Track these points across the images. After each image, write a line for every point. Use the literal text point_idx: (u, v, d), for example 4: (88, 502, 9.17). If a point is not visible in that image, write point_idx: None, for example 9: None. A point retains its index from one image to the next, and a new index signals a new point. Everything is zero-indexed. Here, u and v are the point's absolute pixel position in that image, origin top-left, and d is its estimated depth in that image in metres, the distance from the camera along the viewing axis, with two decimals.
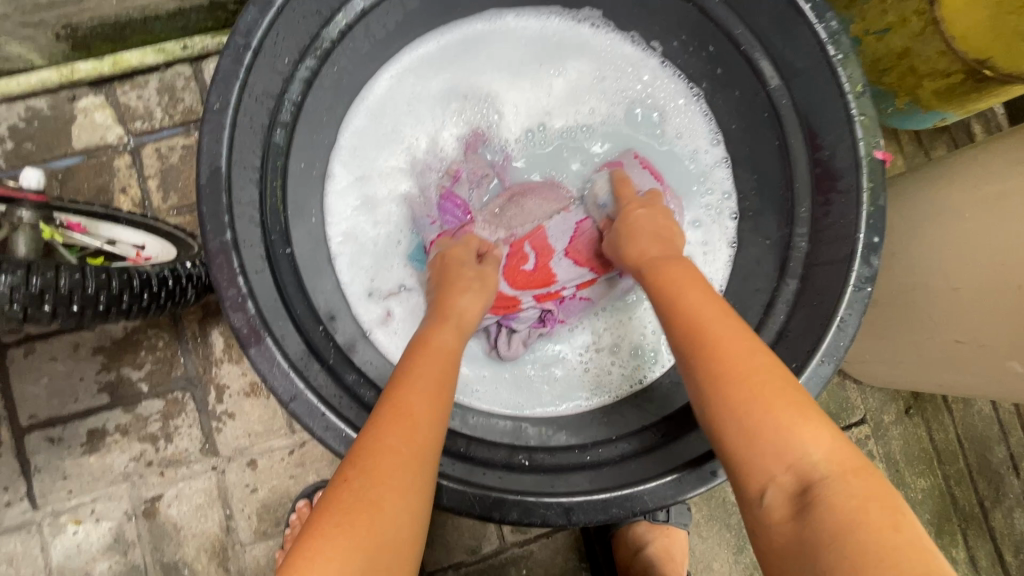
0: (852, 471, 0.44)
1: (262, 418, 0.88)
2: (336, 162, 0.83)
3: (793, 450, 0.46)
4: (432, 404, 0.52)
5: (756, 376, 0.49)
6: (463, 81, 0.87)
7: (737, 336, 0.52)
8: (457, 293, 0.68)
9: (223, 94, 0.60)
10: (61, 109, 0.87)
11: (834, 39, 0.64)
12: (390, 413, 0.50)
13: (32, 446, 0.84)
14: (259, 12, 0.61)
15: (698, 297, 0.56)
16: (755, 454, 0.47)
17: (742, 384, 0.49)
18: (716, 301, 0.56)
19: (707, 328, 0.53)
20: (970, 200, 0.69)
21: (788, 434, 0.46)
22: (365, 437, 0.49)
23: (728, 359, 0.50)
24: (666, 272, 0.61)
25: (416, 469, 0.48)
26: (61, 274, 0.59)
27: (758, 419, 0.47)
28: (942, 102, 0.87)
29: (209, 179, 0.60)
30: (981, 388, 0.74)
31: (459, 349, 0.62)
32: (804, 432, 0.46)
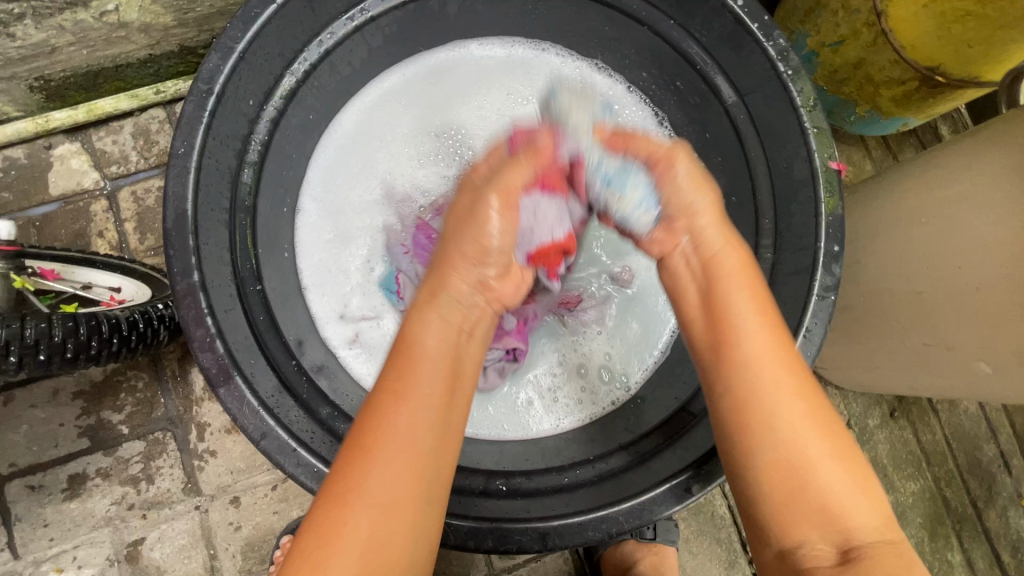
0: (885, 527, 0.43)
1: (243, 454, 0.88)
2: (305, 197, 0.84)
3: (844, 516, 0.42)
4: (417, 437, 0.44)
5: (812, 442, 0.44)
6: (433, 114, 0.89)
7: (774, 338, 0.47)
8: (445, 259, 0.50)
9: (187, 139, 0.62)
10: (37, 157, 0.89)
11: (782, 57, 0.67)
12: (358, 445, 0.44)
13: (12, 495, 0.83)
14: (221, 58, 0.62)
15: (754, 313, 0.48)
16: (793, 506, 0.43)
17: (796, 412, 0.44)
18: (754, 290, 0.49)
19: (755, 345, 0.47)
20: (926, 206, 0.69)
21: (839, 496, 0.42)
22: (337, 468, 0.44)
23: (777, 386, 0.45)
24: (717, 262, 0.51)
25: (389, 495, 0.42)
26: (27, 325, 0.59)
27: (820, 484, 0.43)
28: (902, 107, 0.89)
29: (175, 222, 0.61)
30: (952, 389, 0.75)
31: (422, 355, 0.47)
32: (857, 500, 0.43)
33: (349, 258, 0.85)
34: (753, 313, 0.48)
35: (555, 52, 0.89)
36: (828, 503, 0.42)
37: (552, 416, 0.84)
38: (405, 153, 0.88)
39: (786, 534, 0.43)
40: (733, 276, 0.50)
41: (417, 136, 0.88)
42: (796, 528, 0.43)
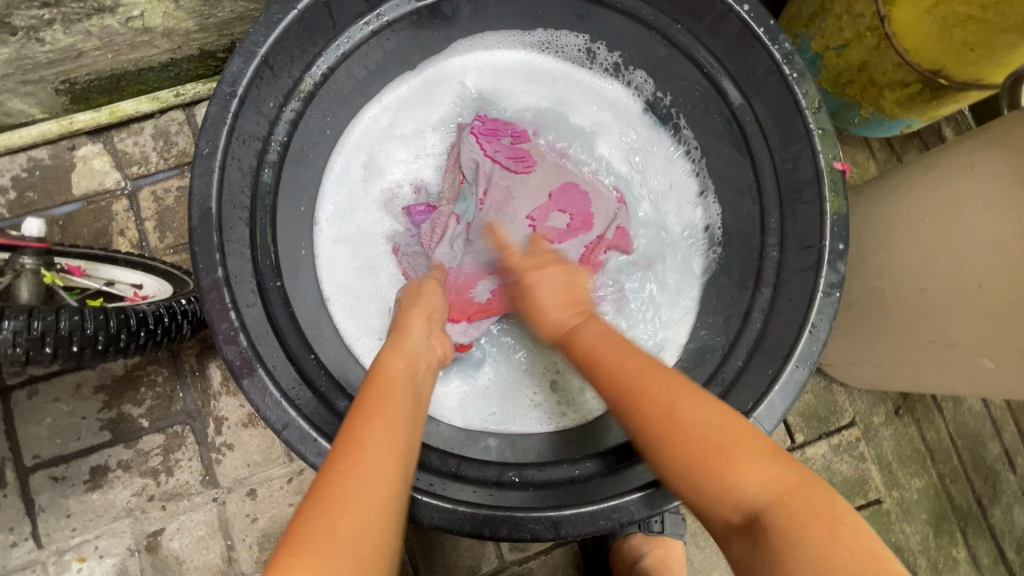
0: (790, 491, 0.46)
1: (260, 447, 0.90)
2: (321, 213, 0.86)
3: (732, 488, 0.47)
4: (392, 433, 0.50)
5: (699, 424, 0.50)
6: (437, 117, 0.91)
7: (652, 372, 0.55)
8: (414, 315, 0.67)
9: (212, 140, 0.64)
10: (61, 158, 0.91)
11: (787, 59, 0.68)
12: (347, 448, 0.48)
13: (36, 486, 0.86)
14: (244, 62, 0.64)
15: (607, 347, 0.59)
16: (702, 491, 0.48)
17: (686, 419, 0.50)
18: (625, 346, 0.58)
19: (632, 386, 0.54)
20: (929, 205, 0.71)
21: (728, 466, 0.48)
22: (327, 470, 0.47)
23: (648, 396, 0.53)
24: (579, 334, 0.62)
25: (384, 496, 0.46)
26: (61, 317, 0.61)
27: (708, 463, 0.48)
28: (905, 109, 0.90)
29: (200, 220, 0.63)
30: (957, 385, 0.76)
31: (418, 371, 0.60)
32: (742, 467, 0.47)
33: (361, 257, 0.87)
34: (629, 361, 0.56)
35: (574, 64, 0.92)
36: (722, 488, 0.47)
37: (537, 418, 0.85)
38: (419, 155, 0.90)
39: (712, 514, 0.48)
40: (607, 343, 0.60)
41: (427, 146, 0.91)
42: (714, 505, 0.48)
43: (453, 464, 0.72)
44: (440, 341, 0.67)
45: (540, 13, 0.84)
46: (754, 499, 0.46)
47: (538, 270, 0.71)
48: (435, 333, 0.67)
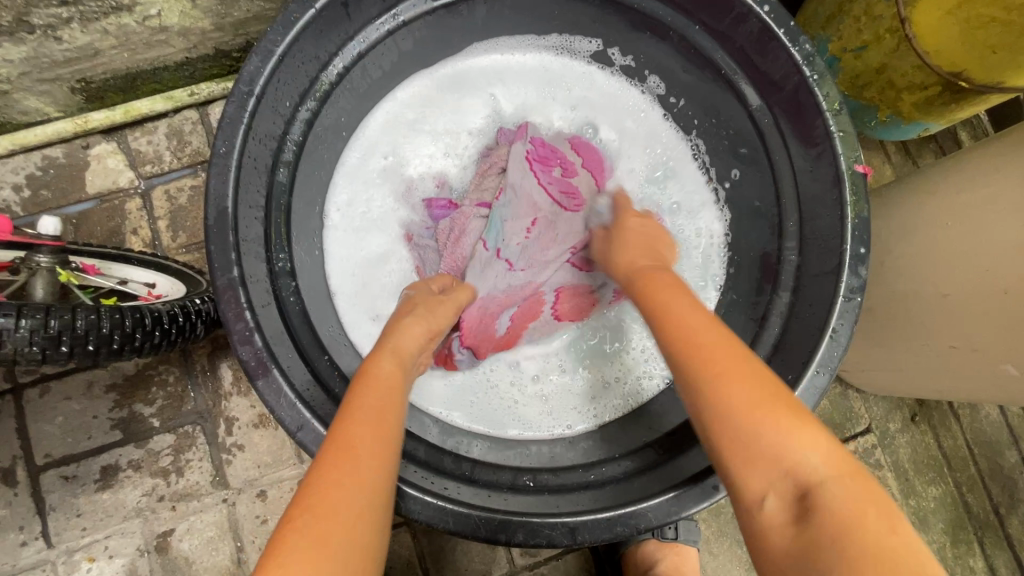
0: (849, 475, 0.43)
1: (270, 448, 0.89)
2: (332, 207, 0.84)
3: (790, 456, 0.44)
4: (382, 442, 0.49)
5: (753, 397, 0.47)
6: (456, 116, 0.90)
7: (708, 329, 0.52)
8: (410, 317, 0.64)
9: (229, 139, 0.63)
10: (75, 157, 0.91)
11: (808, 61, 0.67)
12: (337, 455, 0.47)
13: (47, 484, 0.86)
14: (262, 61, 0.64)
15: (680, 304, 0.55)
16: (755, 453, 0.45)
17: (738, 381, 0.48)
18: (712, 327, 0.52)
19: (693, 339, 0.51)
20: (954, 209, 0.69)
21: (787, 437, 0.45)
22: (313, 479, 0.45)
23: (714, 355, 0.49)
24: (651, 277, 0.61)
25: (370, 504, 0.45)
26: (78, 316, 0.61)
27: (767, 418, 0.46)
28: (923, 112, 0.89)
29: (216, 220, 0.63)
30: (979, 392, 0.75)
31: (407, 373, 0.58)
32: (803, 439, 0.45)
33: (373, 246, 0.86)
34: (694, 318, 0.53)
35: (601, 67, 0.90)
36: (773, 453, 0.45)
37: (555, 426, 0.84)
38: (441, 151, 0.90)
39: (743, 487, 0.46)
40: (670, 289, 0.58)
41: (454, 145, 0.90)
42: (757, 480, 0.45)
43: (467, 468, 0.71)
44: (432, 343, 0.65)
45: (557, 14, 0.83)
46: (814, 470, 0.43)
47: (636, 218, 0.74)
48: (431, 339, 0.64)
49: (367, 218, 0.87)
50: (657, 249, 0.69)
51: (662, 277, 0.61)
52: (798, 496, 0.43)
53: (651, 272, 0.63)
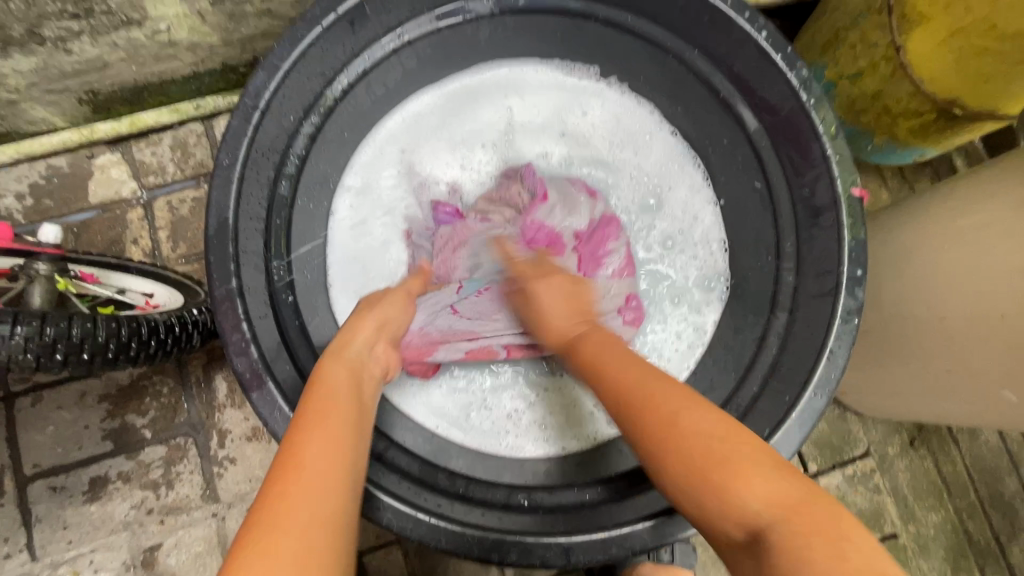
0: (795, 508, 0.41)
1: (263, 462, 0.88)
2: (340, 203, 0.83)
3: (731, 498, 0.43)
4: (333, 445, 0.47)
5: (701, 431, 0.47)
6: (466, 127, 0.88)
7: (655, 380, 0.52)
8: (365, 320, 0.63)
9: (232, 151, 0.64)
10: (79, 166, 0.92)
11: (805, 86, 0.69)
12: (284, 466, 0.44)
13: (34, 495, 0.84)
14: (268, 76, 0.65)
15: (612, 363, 0.57)
16: (706, 495, 0.45)
17: (695, 418, 0.48)
18: (641, 368, 0.54)
19: (643, 390, 0.52)
20: (951, 232, 0.70)
21: (729, 478, 0.44)
22: (264, 493, 0.42)
23: (658, 400, 0.50)
24: (587, 340, 0.61)
25: (332, 510, 0.42)
26: (73, 324, 0.61)
27: (708, 472, 0.45)
28: (919, 139, 0.90)
29: (217, 231, 0.64)
30: (977, 417, 0.75)
31: (359, 384, 0.57)
32: (747, 477, 0.43)
33: (376, 236, 0.84)
34: (631, 370, 0.54)
35: (619, 86, 0.88)
36: (716, 493, 0.44)
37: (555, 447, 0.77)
38: (451, 157, 0.87)
39: (710, 527, 0.45)
40: (602, 349, 0.59)
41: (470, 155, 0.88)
42: (710, 512, 0.45)
43: (461, 485, 0.70)
44: (387, 349, 0.64)
45: (558, 36, 0.84)
46: (756, 514, 0.42)
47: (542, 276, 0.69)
48: (383, 344, 0.63)
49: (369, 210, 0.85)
50: (572, 297, 0.67)
51: (594, 341, 0.60)
52: (748, 538, 0.42)
53: (586, 338, 0.62)
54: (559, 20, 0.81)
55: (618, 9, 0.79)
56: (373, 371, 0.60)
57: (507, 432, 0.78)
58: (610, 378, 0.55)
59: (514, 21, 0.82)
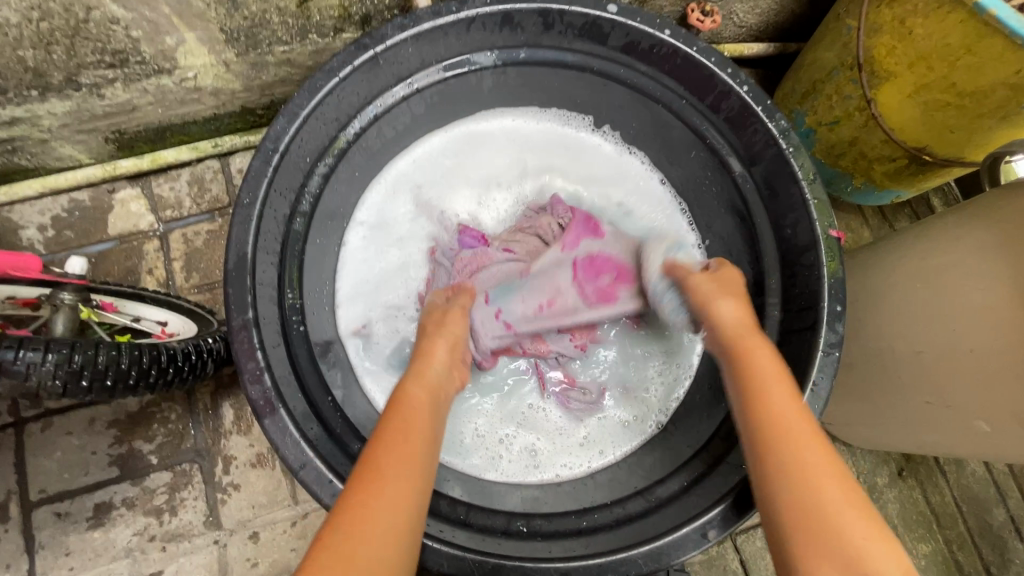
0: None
1: (266, 489, 0.90)
2: (353, 233, 0.92)
3: (867, 561, 0.49)
4: (406, 459, 0.54)
5: (830, 489, 0.53)
6: (477, 169, 0.98)
7: (796, 403, 0.59)
8: (437, 340, 0.69)
9: (253, 190, 0.69)
10: (100, 200, 0.97)
11: (784, 135, 0.74)
12: (365, 474, 0.52)
13: (39, 521, 0.86)
14: (288, 122, 0.70)
15: (767, 374, 0.62)
16: (824, 551, 0.50)
17: (829, 481, 0.54)
18: (789, 390, 0.61)
19: (768, 400, 0.60)
20: (921, 272, 0.74)
21: (860, 546, 0.50)
22: (348, 495, 0.51)
23: (796, 451, 0.56)
24: (749, 351, 0.65)
25: (399, 522, 0.50)
26: (100, 351, 0.64)
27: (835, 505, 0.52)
28: (894, 181, 0.97)
29: (235, 264, 0.67)
30: (957, 446, 0.78)
31: (437, 400, 0.63)
32: (875, 546, 0.50)
33: (391, 261, 0.94)
34: (770, 381, 0.62)
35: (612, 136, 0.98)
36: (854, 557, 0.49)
37: (535, 472, 0.85)
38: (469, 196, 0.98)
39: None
40: (773, 369, 0.63)
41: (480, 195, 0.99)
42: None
43: (461, 511, 0.72)
44: (460, 373, 0.69)
45: (556, 85, 0.90)
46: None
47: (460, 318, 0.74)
48: (457, 366, 0.69)
49: (383, 237, 0.94)
50: None
51: (765, 355, 0.65)
52: None
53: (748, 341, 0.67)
54: (558, 72, 0.87)
55: (614, 62, 0.83)
56: (447, 390, 0.65)
57: (495, 454, 0.85)
58: (755, 390, 0.62)
59: (515, 72, 0.87)
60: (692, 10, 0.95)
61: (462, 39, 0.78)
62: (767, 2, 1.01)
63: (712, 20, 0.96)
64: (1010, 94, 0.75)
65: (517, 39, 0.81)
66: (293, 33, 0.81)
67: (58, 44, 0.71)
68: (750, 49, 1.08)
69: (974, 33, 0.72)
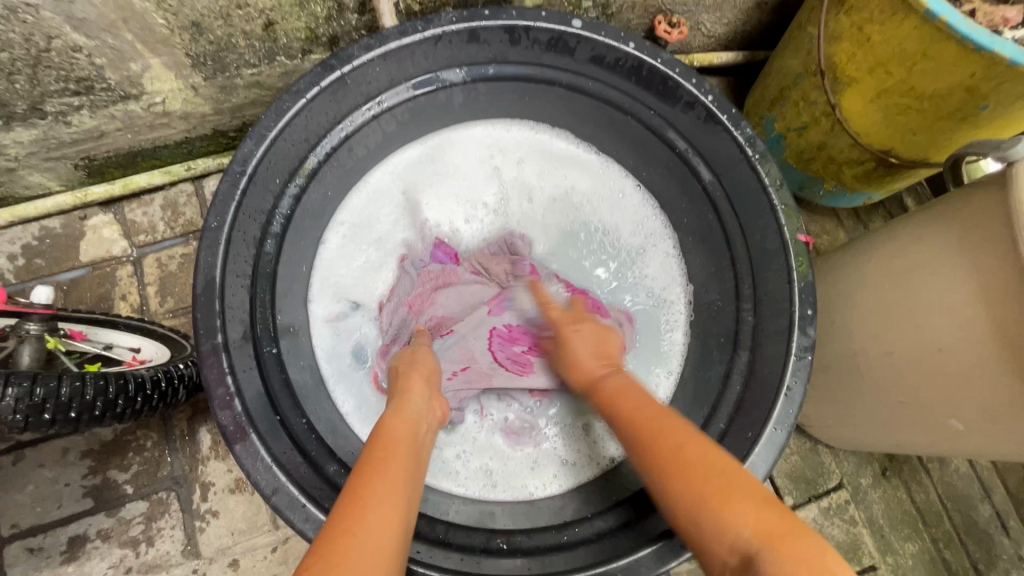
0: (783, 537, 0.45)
1: (245, 514, 0.88)
2: (331, 239, 0.92)
3: (727, 532, 0.48)
4: (392, 485, 0.53)
5: (694, 470, 0.53)
6: (455, 182, 0.98)
7: (671, 427, 0.58)
8: (414, 378, 0.71)
9: (221, 214, 0.68)
10: (72, 227, 0.96)
11: (750, 143, 0.75)
12: (350, 503, 0.50)
13: (11, 557, 0.84)
14: (255, 144, 0.70)
15: (639, 408, 0.63)
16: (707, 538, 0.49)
17: (691, 477, 0.52)
18: (655, 411, 0.61)
19: (659, 440, 0.58)
20: (888, 272, 0.75)
21: (724, 512, 0.49)
22: (331, 523, 0.49)
23: (659, 445, 0.57)
24: (605, 386, 0.69)
25: (385, 545, 0.48)
26: (63, 383, 0.63)
27: (694, 518, 0.51)
28: (864, 184, 0.98)
29: (204, 289, 0.67)
30: (931, 445, 0.79)
31: (418, 434, 0.63)
32: (734, 512, 0.48)
33: (371, 262, 0.94)
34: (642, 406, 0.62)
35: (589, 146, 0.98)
36: (719, 535, 0.48)
37: (491, 487, 0.84)
38: (454, 209, 0.98)
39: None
40: (625, 391, 0.66)
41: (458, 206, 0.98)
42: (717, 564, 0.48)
43: (441, 530, 0.72)
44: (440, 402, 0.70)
45: (526, 99, 0.91)
46: (748, 541, 0.46)
47: (574, 327, 0.78)
48: (435, 397, 0.70)
49: (359, 241, 0.94)
50: (602, 351, 0.74)
51: (620, 382, 0.68)
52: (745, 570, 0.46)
53: (609, 380, 0.69)
54: (527, 86, 0.87)
55: (581, 76, 0.84)
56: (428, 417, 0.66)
57: (454, 468, 0.85)
58: (621, 411, 0.64)
59: (484, 87, 0.87)
60: (659, 21, 0.97)
61: (429, 57, 0.79)
62: (733, 12, 1.03)
63: (679, 31, 0.97)
64: (967, 96, 0.76)
65: (484, 55, 0.81)
66: (260, 56, 0.81)
67: (21, 73, 0.71)
68: (719, 57, 1.10)
69: (928, 38, 0.73)
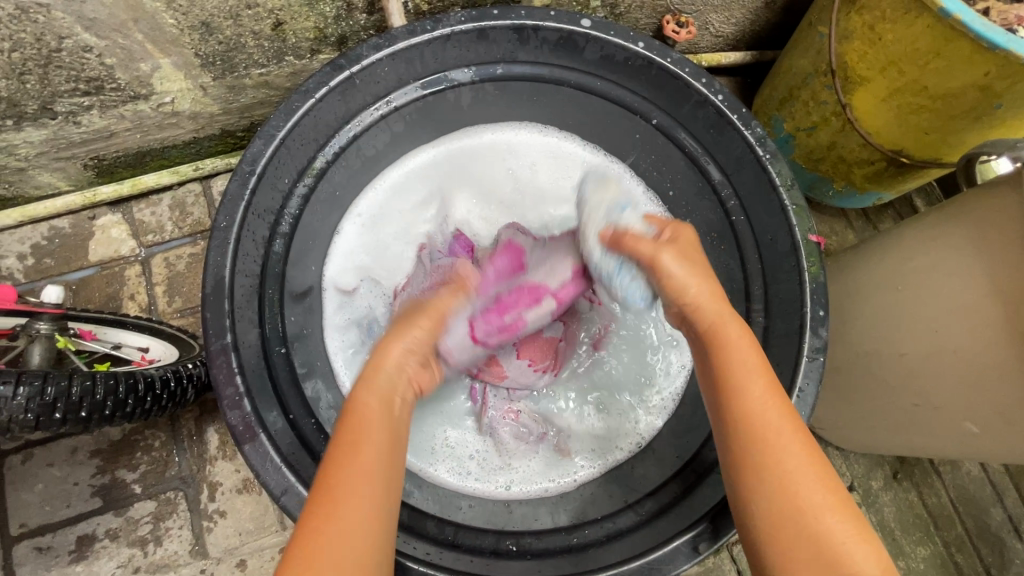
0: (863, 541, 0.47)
1: (253, 514, 0.88)
2: (341, 242, 0.92)
3: (814, 523, 0.47)
4: (380, 467, 0.50)
5: (784, 454, 0.50)
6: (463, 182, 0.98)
7: (773, 406, 0.52)
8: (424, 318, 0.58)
9: (230, 213, 0.68)
10: (81, 227, 0.96)
11: (760, 142, 0.75)
12: (339, 489, 0.48)
13: (20, 556, 0.84)
14: (264, 144, 0.70)
15: (738, 367, 0.54)
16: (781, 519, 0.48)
17: (783, 456, 0.50)
18: (758, 376, 0.53)
19: (747, 409, 0.52)
20: (903, 273, 0.74)
21: (809, 510, 0.47)
22: (317, 509, 0.47)
23: (760, 421, 0.51)
24: (720, 331, 0.56)
25: (367, 536, 0.47)
26: (73, 382, 0.63)
27: (760, 493, 0.49)
28: (875, 184, 0.97)
29: (213, 288, 0.67)
30: (946, 448, 0.78)
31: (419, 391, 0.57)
32: (823, 507, 0.48)
33: (381, 263, 0.94)
34: (749, 364, 0.54)
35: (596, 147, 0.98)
36: (795, 521, 0.47)
37: (505, 485, 0.84)
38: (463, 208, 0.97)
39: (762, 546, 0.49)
40: (742, 351, 0.55)
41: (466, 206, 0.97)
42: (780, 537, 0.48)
43: (450, 532, 0.72)
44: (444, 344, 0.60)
45: (533, 99, 0.91)
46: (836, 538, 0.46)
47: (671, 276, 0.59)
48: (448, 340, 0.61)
49: (370, 243, 0.94)
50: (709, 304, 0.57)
51: (735, 333, 0.56)
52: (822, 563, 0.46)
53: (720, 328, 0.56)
54: (534, 85, 0.87)
55: (589, 75, 0.83)
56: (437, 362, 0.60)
57: (468, 467, 0.84)
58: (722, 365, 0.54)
59: (493, 86, 0.87)
60: (667, 21, 0.98)
61: (438, 56, 0.78)
62: (742, 12, 1.03)
63: (687, 31, 0.98)
64: (981, 96, 0.75)
65: (493, 55, 0.81)
66: (269, 56, 0.81)
67: (32, 74, 0.71)
68: (727, 57, 1.10)
69: (941, 37, 0.72)
